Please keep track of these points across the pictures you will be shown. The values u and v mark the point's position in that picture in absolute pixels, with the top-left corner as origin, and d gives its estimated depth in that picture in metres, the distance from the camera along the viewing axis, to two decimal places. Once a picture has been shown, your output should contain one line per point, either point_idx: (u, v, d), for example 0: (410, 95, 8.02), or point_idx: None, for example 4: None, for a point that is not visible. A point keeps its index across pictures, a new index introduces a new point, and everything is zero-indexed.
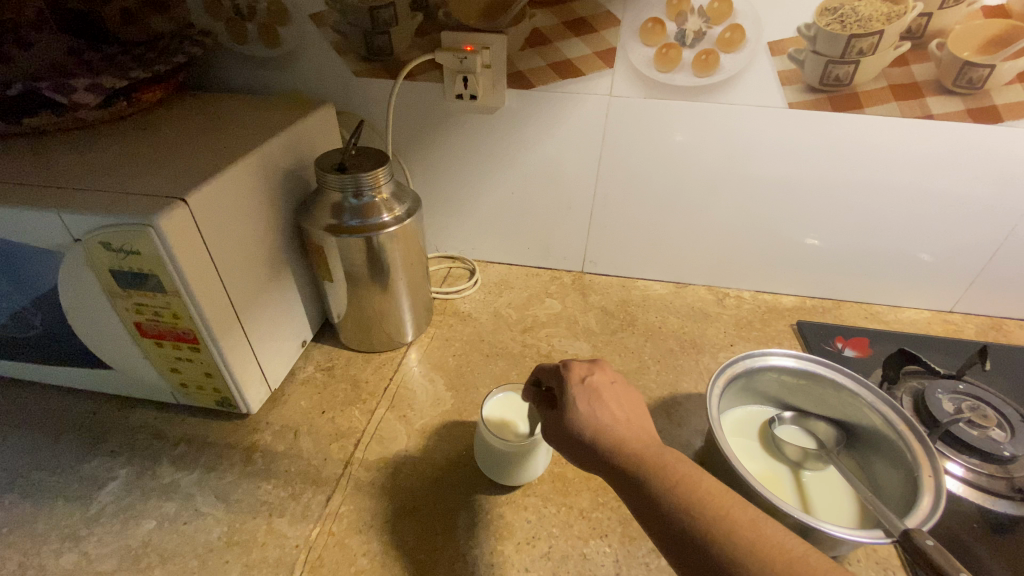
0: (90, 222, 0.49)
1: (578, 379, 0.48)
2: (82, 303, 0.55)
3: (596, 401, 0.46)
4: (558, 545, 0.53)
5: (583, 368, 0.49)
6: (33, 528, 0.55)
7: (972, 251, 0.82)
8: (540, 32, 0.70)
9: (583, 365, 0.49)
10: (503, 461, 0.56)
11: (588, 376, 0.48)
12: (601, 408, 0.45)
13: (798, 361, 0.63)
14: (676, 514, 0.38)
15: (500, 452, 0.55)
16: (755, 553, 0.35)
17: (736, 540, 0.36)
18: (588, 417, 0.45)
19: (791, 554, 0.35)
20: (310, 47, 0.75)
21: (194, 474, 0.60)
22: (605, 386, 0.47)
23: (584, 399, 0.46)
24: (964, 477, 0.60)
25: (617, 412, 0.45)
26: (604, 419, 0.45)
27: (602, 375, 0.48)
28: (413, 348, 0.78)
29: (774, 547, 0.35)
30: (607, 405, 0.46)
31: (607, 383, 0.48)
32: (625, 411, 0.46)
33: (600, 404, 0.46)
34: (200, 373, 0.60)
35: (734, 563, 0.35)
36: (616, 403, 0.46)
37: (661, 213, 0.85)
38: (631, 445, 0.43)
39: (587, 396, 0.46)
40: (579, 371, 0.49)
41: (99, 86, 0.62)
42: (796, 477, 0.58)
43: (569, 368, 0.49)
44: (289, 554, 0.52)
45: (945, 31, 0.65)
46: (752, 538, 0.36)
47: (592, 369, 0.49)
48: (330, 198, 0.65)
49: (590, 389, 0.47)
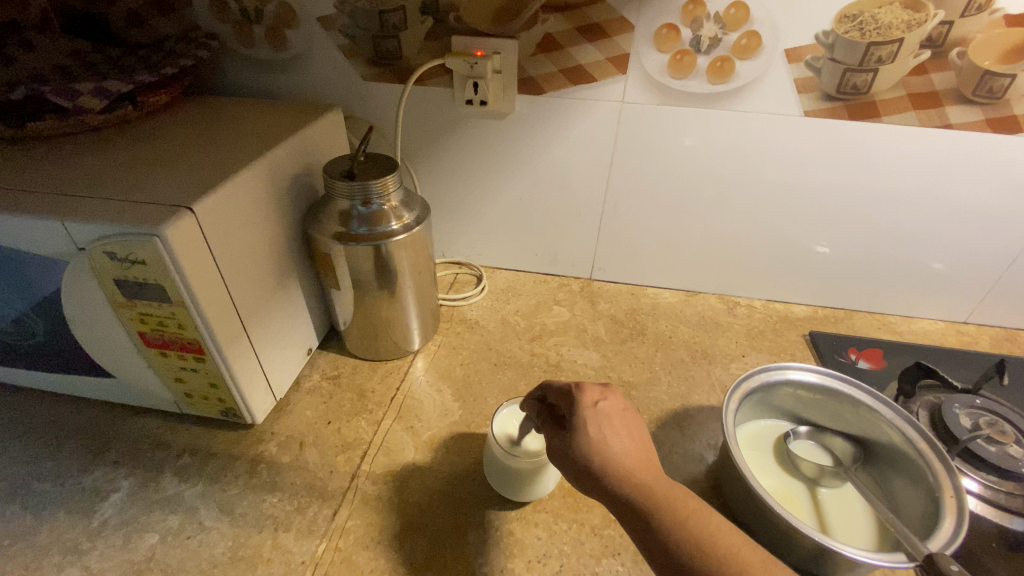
0: (93, 231, 0.47)
1: (589, 404, 0.46)
2: (85, 312, 0.53)
3: (608, 428, 0.45)
4: (569, 563, 0.52)
5: (595, 392, 0.47)
6: (34, 540, 0.54)
7: (986, 263, 0.81)
8: (552, 36, 0.69)
9: (596, 388, 0.48)
10: (514, 477, 0.55)
11: (601, 401, 0.46)
12: (612, 436, 0.44)
13: (818, 377, 0.62)
14: (686, 554, 0.38)
15: (511, 469, 0.54)
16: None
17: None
18: (598, 444, 0.44)
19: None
20: (318, 50, 0.74)
21: (198, 486, 0.59)
22: (617, 413, 0.46)
23: (596, 425, 0.45)
24: (980, 493, 0.59)
25: (628, 441, 0.44)
26: (615, 448, 0.44)
27: (615, 400, 0.47)
28: (420, 356, 0.77)
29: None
30: (617, 433, 0.45)
31: (618, 409, 0.47)
32: (635, 442, 0.45)
33: (611, 432, 0.45)
34: (205, 383, 0.59)
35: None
36: (626, 433, 0.45)
37: (672, 220, 0.84)
38: (642, 477, 0.42)
39: (598, 421, 0.45)
40: (591, 395, 0.47)
41: (104, 90, 0.60)
42: (812, 494, 0.57)
43: (582, 390, 0.47)
44: (295, 571, 0.51)
45: (966, 39, 0.64)
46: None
47: (605, 393, 0.47)
48: (339, 205, 0.64)
49: (602, 415, 0.45)
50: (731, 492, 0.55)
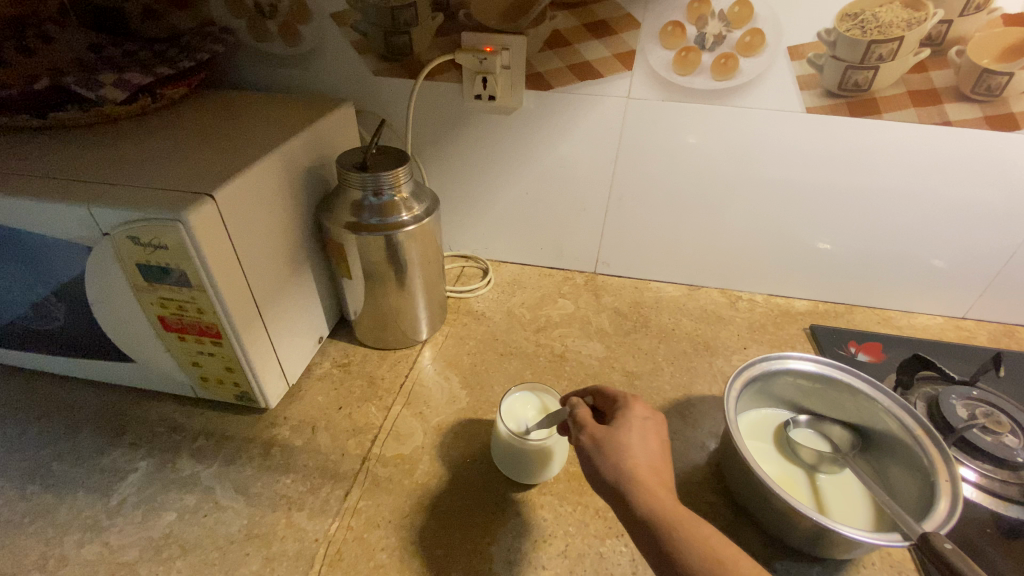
0: (118, 217, 0.49)
1: (638, 416, 0.48)
2: (107, 296, 0.55)
3: (645, 439, 0.47)
4: (574, 543, 0.54)
5: (646, 409, 0.50)
6: (55, 517, 0.56)
7: (985, 259, 0.82)
8: (560, 33, 0.71)
9: (647, 406, 0.50)
10: (509, 455, 0.57)
11: (648, 418, 0.49)
12: (649, 447, 0.46)
13: (817, 366, 0.63)
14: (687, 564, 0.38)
15: (506, 446, 0.57)
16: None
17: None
18: (631, 448, 0.45)
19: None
20: (330, 45, 0.75)
21: (214, 467, 0.60)
22: (658, 432, 0.48)
23: (639, 432, 0.47)
24: (978, 482, 0.60)
25: (662, 456, 0.46)
26: (639, 456, 0.45)
27: (662, 422, 0.50)
28: (427, 346, 0.79)
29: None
30: (653, 447, 0.46)
31: (661, 431, 0.48)
32: (668, 461, 0.46)
33: (649, 445, 0.46)
34: (221, 367, 0.60)
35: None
36: (663, 451, 0.47)
37: (676, 214, 0.86)
38: (654, 486, 0.43)
39: (640, 431, 0.47)
40: (642, 410, 0.49)
41: (125, 82, 0.63)
42: (811, 480, 0.58)
43: (635, 402, 0.50)
44: (309, 547, 0.53)
45: (965, 38, 0.65)
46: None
47: (654, 413, 0.50)
48: (351, 196, 0.65)
49: (645, 428, 0.48)
50: (731, 476, 0.57)
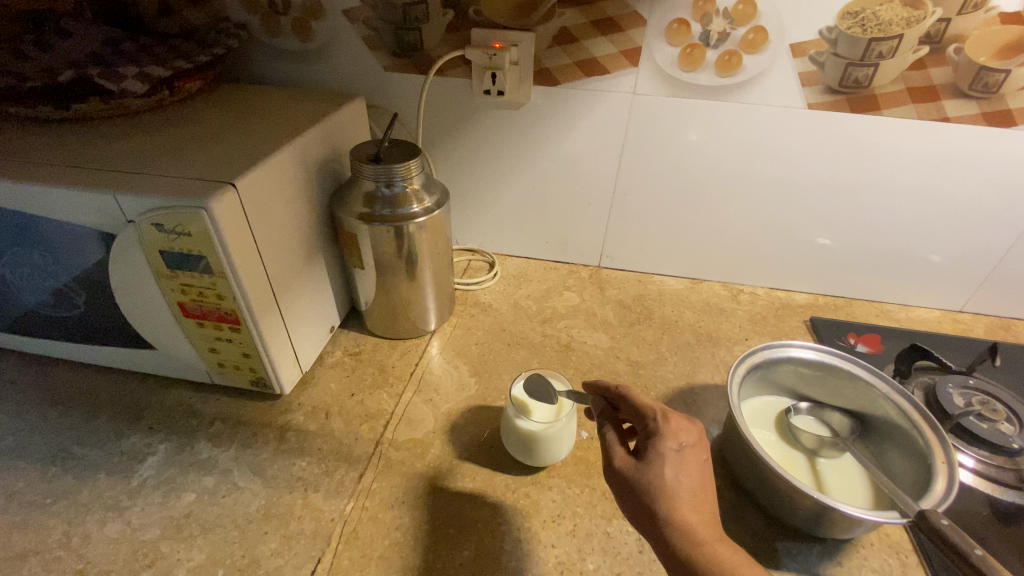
0: (143, 204, 0.51)
1: (672, 444, 0.46)
2: (129, 282, 0.57)
3: (683, 472, 0.45)
4: (582, 523, 0.56)
5: (680, 431, 0.47)
6: (77, 497, 0.57)
7: (981, 253, 0.84)
8: (568, 30, 0.72)
9: (681, 425, 0.48)
10: (513, 435, 0.59)
11: (683, 443, 0.47)
12: (686, 481, 0.45)
13: (817, 354, 0.65)
14: None
15: (511, 426, 0.59)
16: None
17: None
18: (670, 487, 0.44)
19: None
20: (343, 41, 0.77)
21: (231, 450, 0.62)
22: (695, 458, 0.47)
23: (673, 465, 0.46)
24: (975, 468, 0.62)
25: (699, 488, 0.45)
26: (682, 496, 0.44)
27: (698, 443, 0.48)
28: (436, 336, 0.81)
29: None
30: (691, 480, 0.45)
31: (698, 455, 0.47)
32: (705, 492, 0.46)
33: (686, 478, 0.45)
34: (238, 353, 0.62)
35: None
36: (700, 479, 0.46)
37: (679, 208, 0.87)
38: (702, 533, 0.43)
39: (677, 463, 0.46)
40: (676, 434, 0.47)
41: (145, 74, 0.65)
42: (812, 463, 0.60)
43: (669, 425, 0.47)
44: (326, 527, 0.54)
45: (963, 36, 0.67)
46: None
47: (689, 434, 0.48)
48: (363, 187, 0.67)
49: (682, 458, 0.46)
50: (734, 459, 0.59)
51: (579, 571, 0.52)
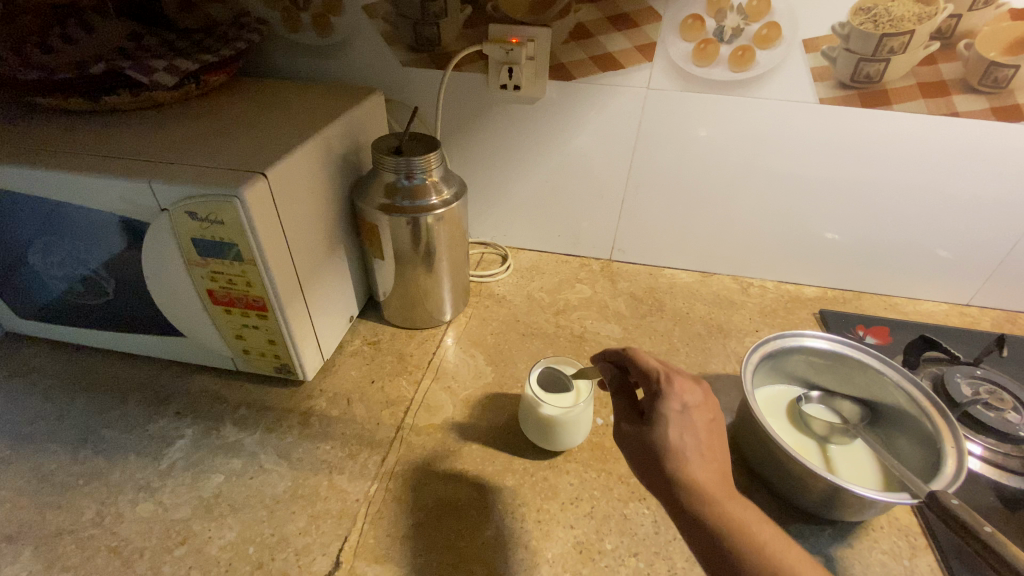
0: (177, 193, 0.52)
1: (677, 404, 0.47)
2: (160, 269, 0.58)
3: (690, 432, 0.46)
4: (599, 505, 0.57)
5: (684, 391, 0.48)
6: (109, 478, 0.59)
7: (988, 247, 0.85)
8: (584, 25, 0.74)
9: (686, 385, 0.48)
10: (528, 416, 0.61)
11: (688, 403, 0.47)
12: (692, 441, 0.46)
13: (829, 344, 0.67)
14: None
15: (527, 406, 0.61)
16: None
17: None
18: (677, 447, 0.45)
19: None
20: (362, 36, 0.79)
21: (256, 434, 0.64)
22: (703, 417, 0.47)
23: (679, 426, 0.46)
24: (982, 456, 0.63)
25: (706, 447, 0.46)
26: (692, 456, 0.45)
27: (704, 403, 0.48)
28: (451, 326, 0.82)
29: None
30: (699, 440, 0.46)
31: (705, 415, 0.47)
32: (711, 451, 0.46)
33: (690, 437, 0.46)
34: (263, 339, 0.64)
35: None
36: (706, 438, 0.46)
37: (691, 202, 0.89)
38: (713, 493, 0.43)
39: (682, 424, 0.46)
40: (681, 393, 0.48)
41: (175, 68, 0.66)
42: (823, 449, 0.62)
43: (672, 386, 0.48)
44: (351, 507, 0.56)
45: (973, 32, 0.68)
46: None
47: (694, 393, 0.48)
48: (384, 178, 0.68)
49: (687, 418, 0.46)
50: (747, 445, 0.60)
51: (597, 551, 0.53)
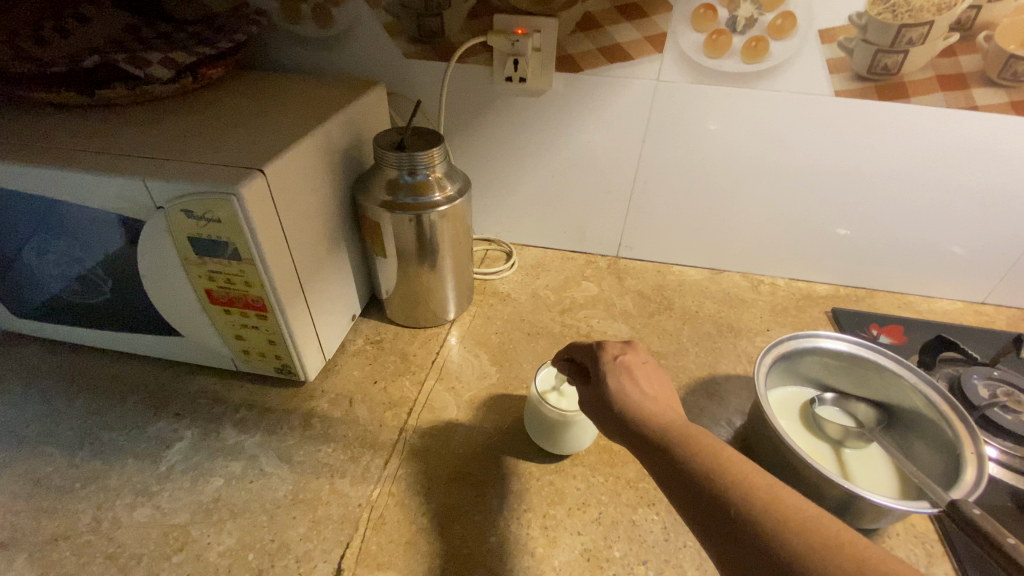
0: (173, 190, 0.51)
1: (610, 358, 0.49)
2: (158, 269, 0.57)
3: (627, 378, 0.47)
4: (608, 511, 0.56)
5: (615, 347, 0.50)
6: (106, 482, 0.58)
7: (1005, 245, 0.83)
8: (592, 16, 0.71)
9: (616, 344, 0.51)
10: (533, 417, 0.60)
11: (620, 355, 0.49)
12: (631, 384, 0.47)
13: (845, 345, 0.65)
14: (697, 478, 0.39)
15: (532, 408, 0.60)
16: (786, 529, 0.34)
17: (754, 502, 0.36)
18: (617, 393, 0.46)
19: (810, 519, 0.35)
20: (363, 28, 0.77)
21: (256, 437, 0.62)
22: (636, 365, 0.49)
23: (616, 375, 0.48)
24: (999, 459, 0.61)
25: (648, 389, 0.47)
26: (634, 396, 0.46)
27: (637, 353, 0.50)
28: (455, 325, 0.81)
29: (793, 510, 0.36)
30: (637, 383, 0.47)
31: (638, 362, 0.49)
32: (655, 392, 0.47)
33: (630, 381, 0.47)
34: (263, 340, 0.62)
35: (768, 536, 0.34)
36: (647, 382, 0.48)
37: (700, 198, 0.86)
38: (657, 420, 0.44)
39: (618, 373, 0.48)
40: (612, 350, 0.50)
41: (171, 61, 0.65)
42: (837, 454, 0.60)
43: (602, 346, 0.51)
44: (353, 512, 0.55)
45: (994, 23, 0.65)
46: (774, 504, 0.36)
47: (624, 349, 0.50)
48: (386, 174, 0.66)
49: (622, 367, 0.48)
50: (760, 449, 0.58)
51: (606, 558, 0.52)
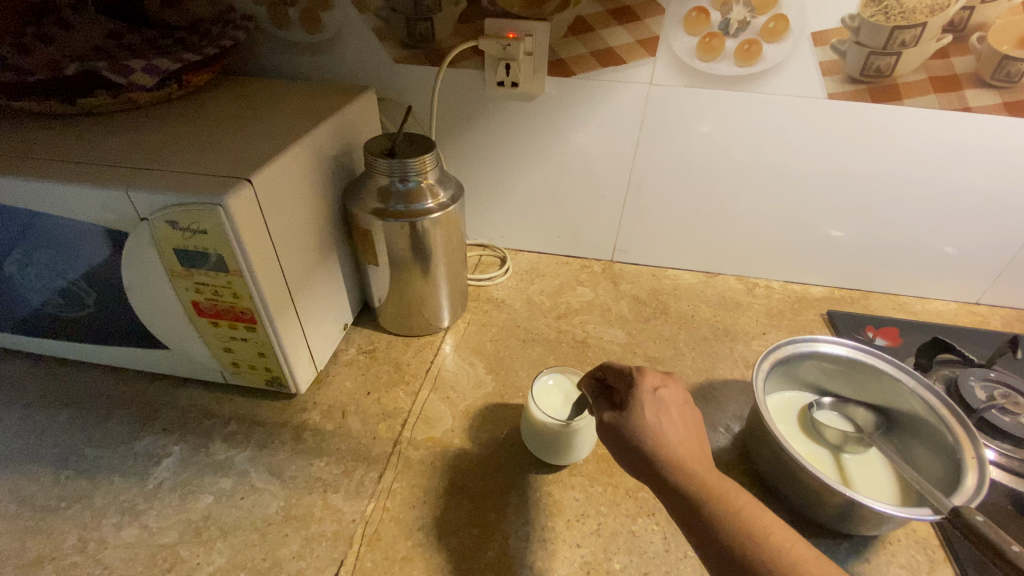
0: (158, 201, 0.49)
1: (648, 389, 0.48)
2: (143, 281, 0.55)
3: (663, 414, 0.46)
4: (607, 522, 0.55)
5: (655, 378, 0.49)
6: (92, 501, 0.56)
7: (997, 246, 0.83)
8: (584, 19, 0.71)
9: (656, 374, 0.49)
10: (529, 426, 0.59)
11: (659, 388, 0.48)
12: (667, 420, 0.46)
13: (844, 350, 0.64)
14: (734, 540, 0.38)
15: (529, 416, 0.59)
16: None
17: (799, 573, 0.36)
18: (652, 427, 0.45)
19: None
20: (352, 33, 0.75)
21: (247, 451, 0.61)
22: (674, 402, 0.48)
23: (651, 408, 0.47)
24: (998, 462, 0.61)
25: (681, 428, 0.46)
26: (669, 435, 0.45)
27: (675, 389, 0.49)
28: (449, 333, 0.79)
29: None
30: (673, 421, 0.46)
31: (676, 399, 0.48)
32: (689, 432, 0.46)
33: (666, 419, 0.46)
34: (253, 352, 0.61)
35: None
36: (681, 419, 0.47)
37: (695, 201, 0.86)
38: (693, 466, 0.43)
39: (655, 406, 0.47)
40: (651, 380, 0.49)
41: (154, 68, 0.62)
42: (837, 459, 0.59)
43: (642, 375, 0.49)
44: (347, 528, 0.54)
45: (986, 24, 0.65)
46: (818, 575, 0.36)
47: (664, 381, 0.49)
48: (377, 182, 0.65)
49: (659, 401, 0.47)
50: (758, 456, 0.58)
51: (606, 571, 0.51)
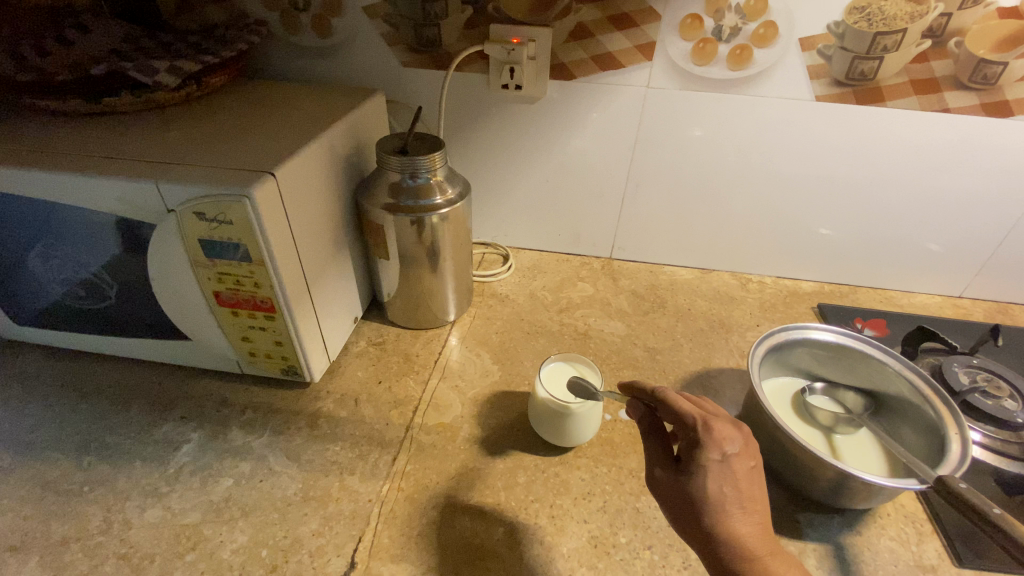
0: (185, 194, 0.52)
1: (717, 454, 0.43)
2: (166, 271, 0.58)
3: (730, 485, 0.43)
4: (612, 499, 0.57)
5: (725, 439, 0.44)
6: (115, 484, 0.58)
7: (977, 241, 0.87)
8: (585, 26, 0.74)
9: (727, 433, 0.45)
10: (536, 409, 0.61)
11: (729, 453, 0.44)
12: (733, 493, 0.43)
13: (833, 336, 0.68)
14: None
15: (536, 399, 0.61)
16: None
17: None
18: (715, 500, 0.42)
19: None
20: (362, 37, 0.79)
21: (264, 437, 0.63)
22: (743, 469, 0.44)
23: (717, 476, 0.43)
24: (981, 441, 0.64)
25: (747, 499, 0.43)
26: (732, 509, 0.42)
27: (744, 451, 0.44)
28: (455, 326, 0.82)
29: None
30: (739, 493, 0.43)
31: (745, 464, 0.44)
32: (754, 504, 0.43)
33: (732, 491, 0.43)
34: (270, 341, 0.63)
35: None
36: (747, 490, 0.43)
37: (690, 199, 0.90)
38: (753, 547, 0.42)
39: (722, 475, 0.43)
40: (721, 442, 0.44)
41: (178, 69, 0.65)
42: (829, 440, 0.62)
43: (712, 435, 0.44)
44: (364, 507, 0.56)
45: (963, 30, 0.70)
46: None
47: (735, 443, 0.44)
48: (388, 178, 0.68)
49: (727, 469, 0.43)
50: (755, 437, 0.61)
51: (613, 544, 0.53)
